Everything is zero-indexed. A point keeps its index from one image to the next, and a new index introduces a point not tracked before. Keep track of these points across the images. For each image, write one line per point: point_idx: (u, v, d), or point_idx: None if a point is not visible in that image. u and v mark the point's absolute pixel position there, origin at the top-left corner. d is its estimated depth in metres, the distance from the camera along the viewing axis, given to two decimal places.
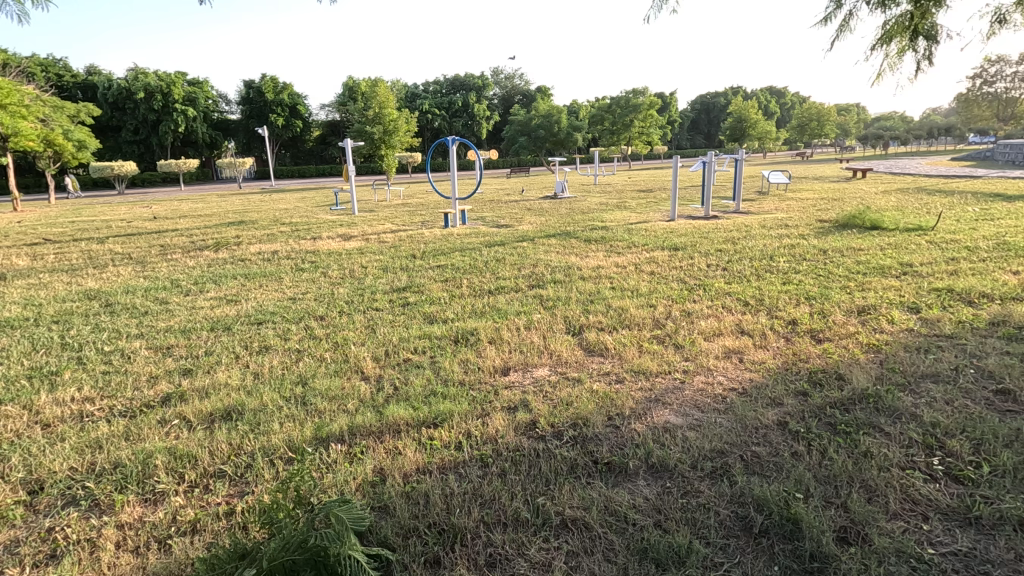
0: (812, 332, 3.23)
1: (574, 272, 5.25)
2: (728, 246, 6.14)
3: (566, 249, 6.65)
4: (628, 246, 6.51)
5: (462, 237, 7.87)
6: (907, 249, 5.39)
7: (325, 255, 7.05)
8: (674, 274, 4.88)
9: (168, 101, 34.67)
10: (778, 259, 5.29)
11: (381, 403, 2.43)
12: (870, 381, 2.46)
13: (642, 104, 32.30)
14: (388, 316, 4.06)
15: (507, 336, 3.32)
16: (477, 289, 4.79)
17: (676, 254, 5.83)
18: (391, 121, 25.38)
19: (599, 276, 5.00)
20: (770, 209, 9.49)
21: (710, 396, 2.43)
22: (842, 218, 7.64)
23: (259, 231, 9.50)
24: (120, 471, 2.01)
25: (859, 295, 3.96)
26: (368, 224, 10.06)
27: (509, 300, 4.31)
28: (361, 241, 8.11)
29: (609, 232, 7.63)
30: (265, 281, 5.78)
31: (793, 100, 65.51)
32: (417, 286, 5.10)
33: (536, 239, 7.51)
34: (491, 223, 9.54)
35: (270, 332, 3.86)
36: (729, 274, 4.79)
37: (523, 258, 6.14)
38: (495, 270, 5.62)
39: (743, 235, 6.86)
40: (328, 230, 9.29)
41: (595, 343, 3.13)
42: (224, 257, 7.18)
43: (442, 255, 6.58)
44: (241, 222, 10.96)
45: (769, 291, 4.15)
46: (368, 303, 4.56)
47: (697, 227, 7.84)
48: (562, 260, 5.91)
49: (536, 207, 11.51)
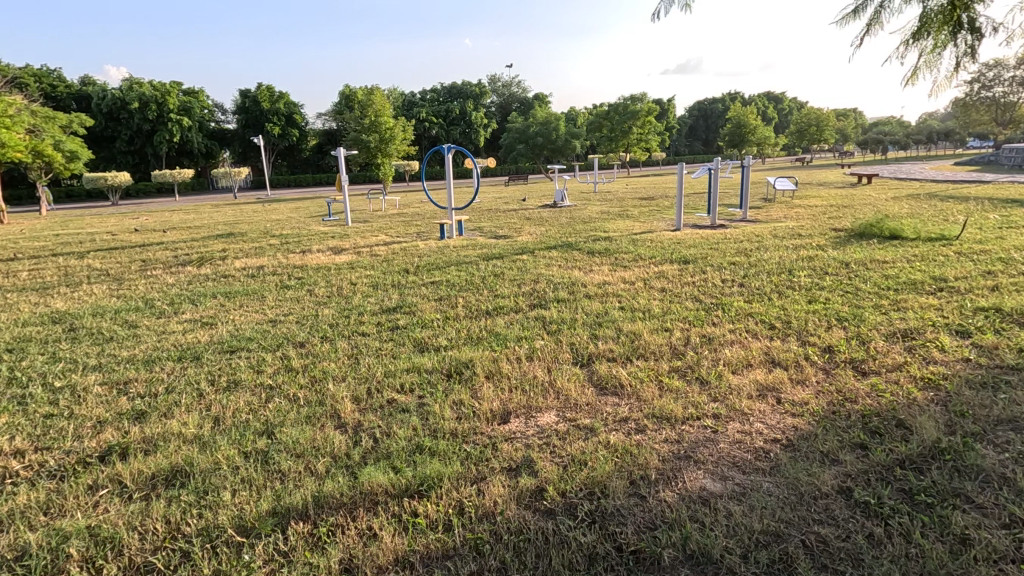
0: (854, 363, 2.84)
1: (578, 288, 4.86)
2: (741, 259, 5.76)
3: (569, 262, 6.27)
4: (634, 259, 6.15)
5: (459, 250, 7.51)
6: (935, 262, 5.01)
7: (313, 271, 6.67)
8: (687, 292, 4.49)
9: (163, 110, 34.46)
10: (798, 274, 4.90)
11: (357, 463, 2.03)
12: (941, 431, 2.06)
13: (641, 111, 32.13)
14: (375, 343, 3.67)
15: (508, 370, 2.92)
16: (474, 310, 4.41)
17: (687, 268, 5.46)
18: (387, 130, 25.12)
19: (606, 293, 4.62)
20: (779, 217, 9.14)
21: (750, 450, 2.03)
22: (857, 227, 7.29)
23: (248, 244, 9.12)
24: (23, 564, 1.61)
25: (896, 316, 3.57)
26: (362, 235, 9.69)
27: (509, 323, 3.93)
28: (352, 255, 7.75)
29: (614, 243, 7.27)
30: (246, 300, 5.38)
31: (790, 105, 65.51)
32: (409, 306, 4.71)
33: (536, 251, 7.13)
34: (489, 234, 9.16)
35: (242, 363, 3.46)
36: (748, 291, 4.40)
37: (523, 273, 5.77)
38: (493, 287, 5.23)
39: (755, 246, 6.50)
40: (319, 243, 8.92)
41: (608, 378, 2.73)
42: (206, 272, 6.79)
43: (438, 270, 6.21)
44: (230, 235, 10.59)
45: (796, 312, 3.75)
46: (354, 327, 4.16)
47: (705, 237, 7.48)
48: (564, 275, 5.53)
49: (535, 217, 11.15)
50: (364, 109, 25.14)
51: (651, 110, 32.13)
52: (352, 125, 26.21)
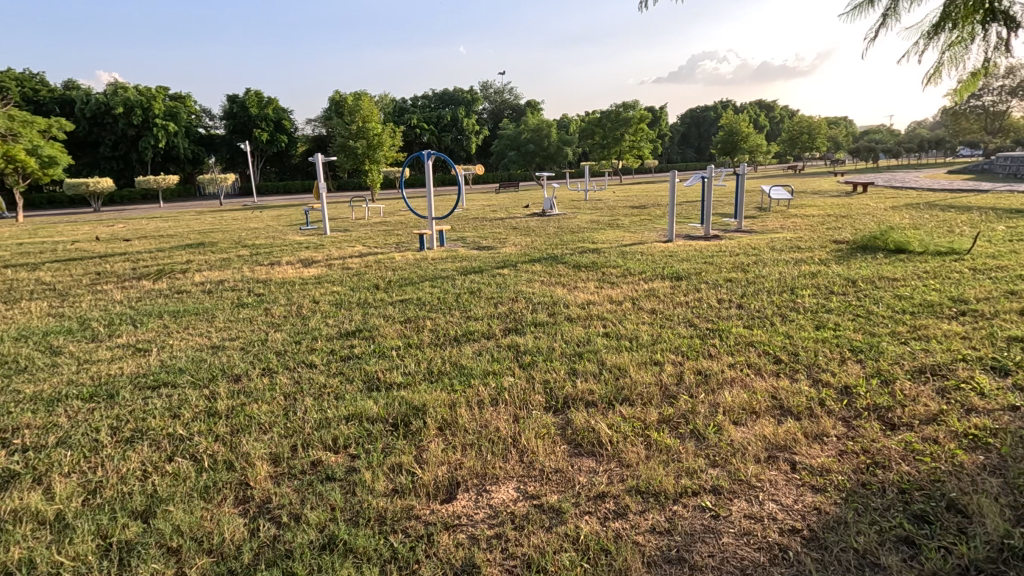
0: (880, 411, 2.37)
1: (559, 309, 4.38)
2: (738, 275, 5.30)
3: (552, 278, 5.80)
4: (623, 274, 5.69)
5: (436, 263, 7.05)
6: (950, 279, 4.59)
7: (276, 286, 6.17)
8: (680, 315, 4.03)
9: (148, 115, 33.90)
10: (801, 294, 4.44)
11: (244, 569, 1.53)
12: (1008, 520, 1.59)
13: (633, 118, 31.87)
14: (320, 379, 3.17)
15: (465, 420, 2.43)
16: (440, 336, 3.92)
17: (679, 286, 4.99)
18: (375, 135, 24.67)
19: (590, 315, 4.14)
20: (775, 228, 8.75)
21: (764, 548, 1.55)
22: (858, 239, 6.89)
23: (216, 255, 8.59)
24: None
25: (919, 346, 3.11)
26: (338, 246, 9.19)
27: (477, 354, 3.43)
28: (323, 267, 7.24)
29: (602, 256, 6.81)
30: (192, 321, 4.85)
31: (782, 114, 65.73)
32: (370, 330, 4.21)
33: (519, 264, 6.66)
34: (473, 245, 8.70)
35: (159, 404, 2.94)
36: (748, 315, 3.95)
37: (502, 290, 5.29)
38: (466, 306, 4.74)
39: (752, 260, 6.06)
40: (291, 254, 8.41)
41: (584, 434, 2.25)
42: (160, 287, 6.27)
43: (411, 286, 5.73)
44: (200, 245, 10.06)
45: (804, 342, 3.29)
46: (302, 356, 3.65)
47: (698, 249, 7.04)
48: (545, 293, 5.05)
49: (521, 226, 10.70)
50: (351, 114, 24.67)
51: (644, 117, 31.88)
52: (340, 131, 25.74)
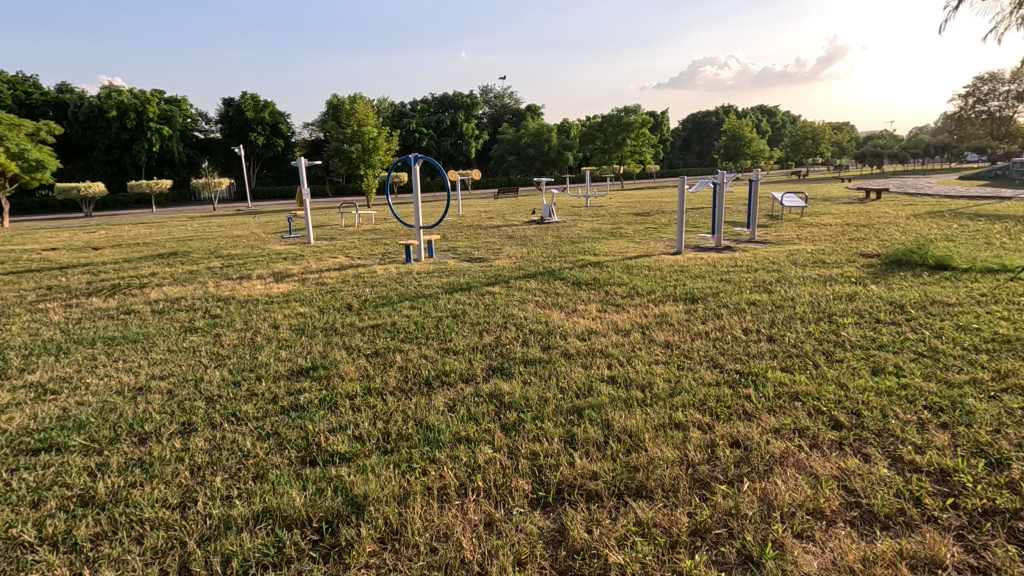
0: (1004, 519, 1.68)
1: (554, 341, 3.67)
2: (762, 297, 4.59)
3: (548, 298, 5.09)
4: (629, 293, 5.00)
5: (421, 278, 6.37)
6: (1018, 305, 3.89)
7: (239, 305, 5.47)
8: (700, 352, 3.32)
9: (143, 119, 33.37)
10: (843, 323, 3.74)
11: None
12: None
13: (634, 122, 31.33)
14: (245, 443, 2.46)
15: (418, 529, 1.73)
16: (408, 378, 3.22)
17: (694, 310, 4.28)
18: (371, 139, 24.00)
19: (591, 351, 3.44)
20: (792, 238, 8.08)
21: None
22: (889, 253, 6.20)
23: (185, 267, 7.87)
24: None
25: (1020, 404, 2.41)
26: (319, 257, 8.49)
27: (450, 407, 2.73)
28: (295, 283, 6.53)
29: (604, 271, 6.10)
30: (125, 351, 4.12)
31: (783, 119, 65.22)
32: (328, 367, 3.50)
33: (511, 281, 5.96)
34: (463, 257, 7.99)
35: (24, 484, 2.22)
36: (785, 352, 3.24)
37: (491, 313, 4.61)
38: (446, 336, 4.02)
39: (775, 277, 5.36)
40: (265, 266, 7.71)
41: (586, 563, 1.56)
42: (107, 306, 5.56)
43: (388, 307, 5.04)
44: (171, 255, 9.33)
45: (865, 395, 2.59)
46: (233, 407, 2.93)
47: (711, 263, 6.34)
48: (540, 318, 4.36)
49: (517, 236, 10.01)
50: (346, 117, 24.04)
51: (646, 121, 31.29)
52: (335, 135, 25.10)
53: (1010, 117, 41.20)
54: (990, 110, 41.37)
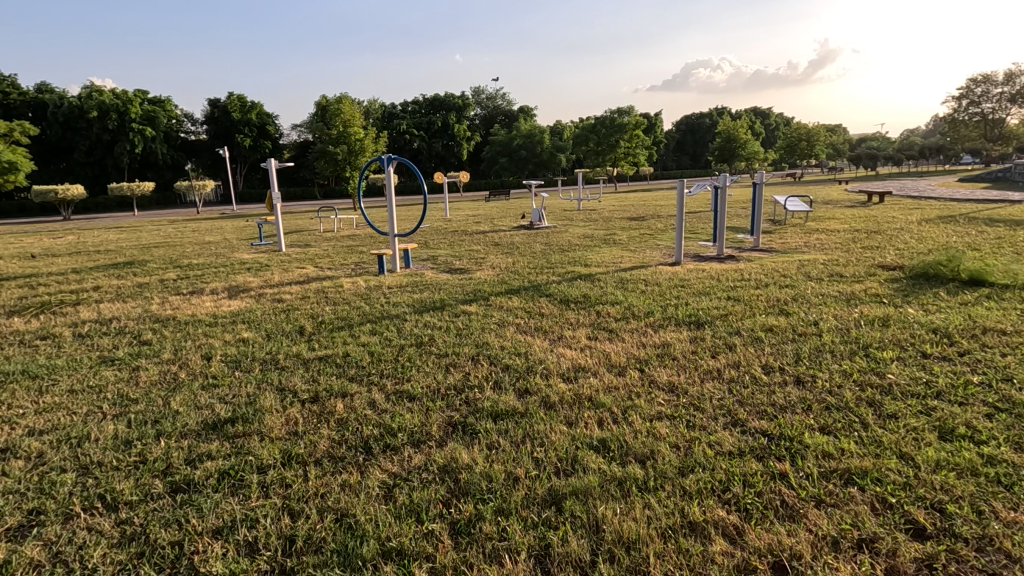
0: None
1: (534, 383, 3.00)
2: (779, 321, 3.93)
3: (531, 321, 4.42)
4: (625, 315, 4.34)
5: (392, 294, 5.68)
6: None
7: (177, 328, 4.76)
8: (713, 404, 2.65)
9: (125, 120, 32.53)
10: (884, 358, 3.08)
11: None
12: None
13: (628, 124, 30.74)
14: (93, 556, 1.77)
15: None
16: (344, 439, 2.54)
17: (701, 339, 3.62)
18: (357, 141, 23.25)
19: (577, 398, 2.77)
20: (800, 247, 7.44)
21: None
22: (912, 264, 5.58)
23: (135, 280, 7.14)
24: None
25: None
26: (286, 267, 7.78)
27: (388, 491, 2.05)
28: (250, 299, 5.82)
29: (595, 286, 5.43)
30: (15, 392, 3.39)
31: (777, 121, 64.99)
32: (249, 419, 2.81)
33: (491, 297, 5.28)
34: (443, 268, 7.33)
35: None
36: (820, 403, 2.59)
37: (462, 341, 3.92)
38: (403, 374, 3.33)
39: (790, 295, 4.71)
40: (223, 278, 6.98)
41: None
42: (25, 329, 4.82)
43: (345, 332, 4.36)
44: (127, 265, 8.58)
45: (941, 476, 1.93)
46: (106, 484, 2.24)
47: (715, 276, 5.69)
48: (520, 348, 3.68)
49: (503, 243, 9.33)
50: (332, 118, 23.30)
51: (639, 123, 30.82)
52: (321, 136, 24.34)
53: (1003, 119, 41.25)
54: (983, 112, 41.40)
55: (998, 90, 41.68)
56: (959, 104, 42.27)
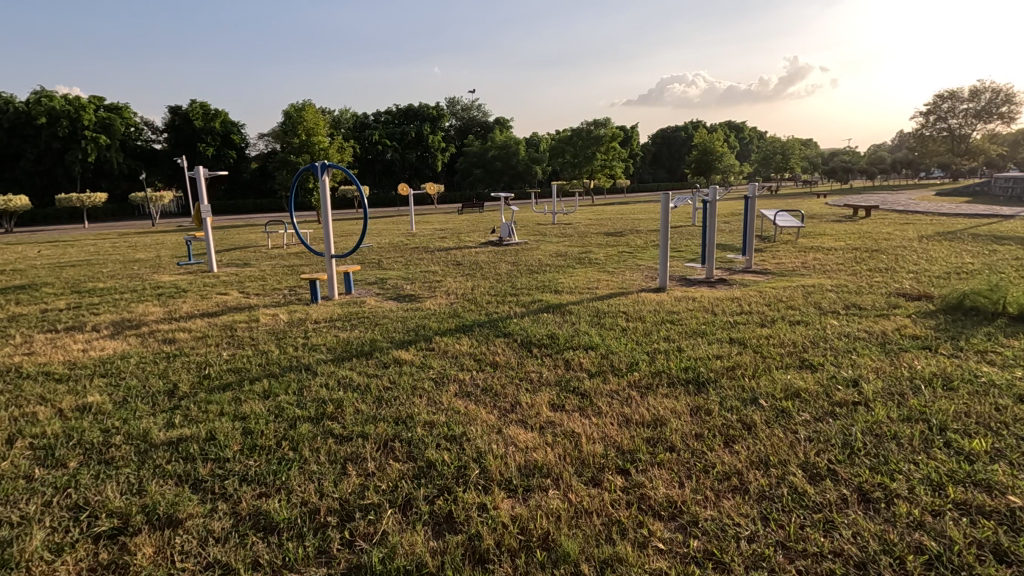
0: None
1: (462, 508, 1.93)
2: (806, 380, 2.93)
3: (478, 373, 3.36)
4: (603, 367, 3.30)
5: (315, 332, 4.59)
6: None
7: (9, 386, 3.55)
8: (747, 555, 1.63)
9: (77, 127, 30.84)
10: (981, 454, 2.10)
11: None
12: None
13: (604, 136, 30.09)
14: None
15: None
16: None
17: (705, 413, 2.60)
18: (322, 150, 22.09)
19: (528, 547, 1.71)
20: (798, 269, 6.56)
21: None
22: (940, 293, 4.68)
23: (11, 310, 5.87)
24: None
25: None
26: (205, 293, 6.59)
27: None
28: (137, 338, 4.64)
29: (565, 323, 4.39)
30: None
31: (750, 135, 65.67)
32: None
33: (435, 338, 4.21)
34: (390, 294, 6.25)
35: None
36: (916, 556, 1.59)
37: (379, 412, 2.83)
38: (274, 478, 2.23)
39: (807, 336, 3.74)
40: (119, 309, 5.75)
41: None
42: None
43: (227, 394, 3.23)
44: (19, 289, 7.26)
45: None
46: None
47: (709, 308, 4.72)
48: (454, 425, 2.61)
49: (465, 263, 8.27)
50: (294, 127, 22.01)
51: (616, 134, 30.21)
52: (283, 144, 23.11)
53: (969, 135, 41.81)
54: (950, 128, 41.86)
55: (964, 106, 42.51)
56: (927, 120, 42.88)
